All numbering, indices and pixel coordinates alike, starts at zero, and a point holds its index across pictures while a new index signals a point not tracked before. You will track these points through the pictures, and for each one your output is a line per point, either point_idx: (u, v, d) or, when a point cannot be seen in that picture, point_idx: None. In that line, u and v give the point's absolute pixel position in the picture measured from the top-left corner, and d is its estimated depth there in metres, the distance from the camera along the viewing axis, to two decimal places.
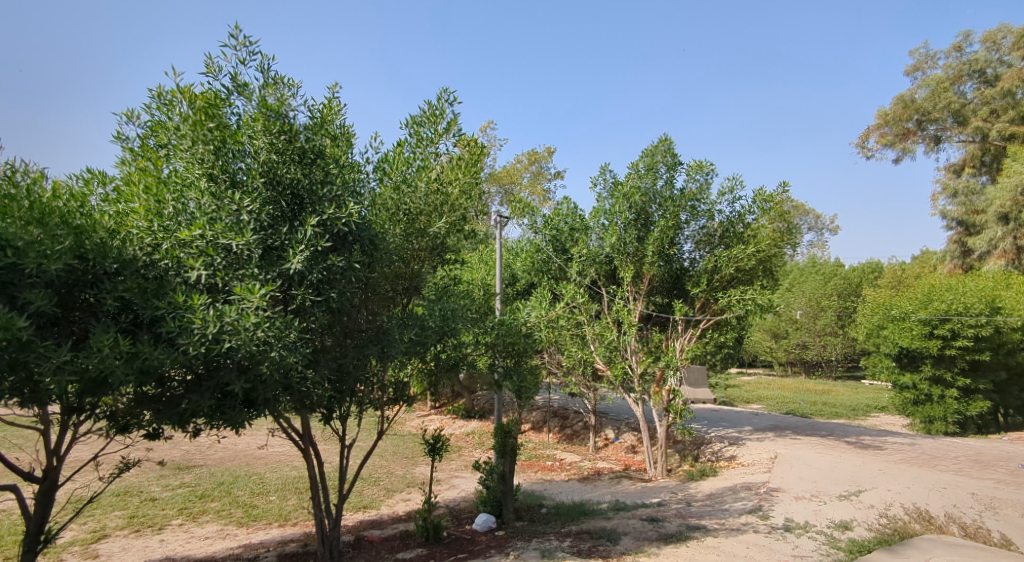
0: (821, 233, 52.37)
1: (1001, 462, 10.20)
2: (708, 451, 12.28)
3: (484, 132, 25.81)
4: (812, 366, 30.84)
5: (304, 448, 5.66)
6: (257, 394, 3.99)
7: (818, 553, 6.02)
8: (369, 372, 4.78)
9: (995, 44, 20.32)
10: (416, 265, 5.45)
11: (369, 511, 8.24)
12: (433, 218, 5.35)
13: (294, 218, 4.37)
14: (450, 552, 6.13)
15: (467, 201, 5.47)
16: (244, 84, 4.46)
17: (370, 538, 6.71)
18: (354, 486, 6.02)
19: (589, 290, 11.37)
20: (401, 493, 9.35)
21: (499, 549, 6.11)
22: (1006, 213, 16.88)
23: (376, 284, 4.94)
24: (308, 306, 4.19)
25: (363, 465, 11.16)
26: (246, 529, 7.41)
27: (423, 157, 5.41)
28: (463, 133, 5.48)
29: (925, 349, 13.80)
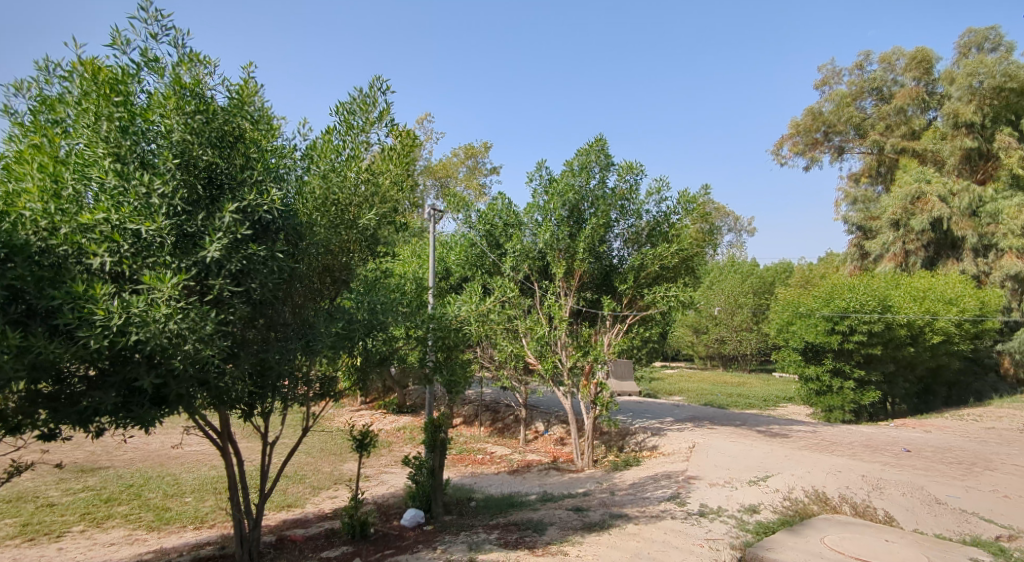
0: (739, 234, 55.40)
1: (889, 446, 11.26)
2: (633, 442, 12.82)
3: (419, 124, 25.60)
4: (729, 359, 32.65)
5: (222, 446, 5.54)
6: (168, 390, 3.88)
7: (728, 535, 6.48)
8: (294, 366, 4.73)
9: (890, 64, 21.82)
10: (345, 258, 5.41)
11: (293, 510, 8.12)
12: (363, 210, 5.37)
13: (212, 204, 4.28)
14: (376, 548, 6.16)
15: (398, 193, 5.54)
16: (155, 60, 4.32)
17: (292, 538, 6.62)
18: (276, 485, 5.92)
19: (522, 285, 11.59)
20: (327, 491, 9.25)
21: (427, 544, 6.20)
22: (898, 219, 18.46)
23: (301, 275, 4.88)
24: (227, 296, 4.12)
25: (288, 463, 10.94)
26: (157, 534, 7.15)
27: (354, 146, 5.40)
28: (395, 123, 5.52)
29: (827, 343, 14.90)
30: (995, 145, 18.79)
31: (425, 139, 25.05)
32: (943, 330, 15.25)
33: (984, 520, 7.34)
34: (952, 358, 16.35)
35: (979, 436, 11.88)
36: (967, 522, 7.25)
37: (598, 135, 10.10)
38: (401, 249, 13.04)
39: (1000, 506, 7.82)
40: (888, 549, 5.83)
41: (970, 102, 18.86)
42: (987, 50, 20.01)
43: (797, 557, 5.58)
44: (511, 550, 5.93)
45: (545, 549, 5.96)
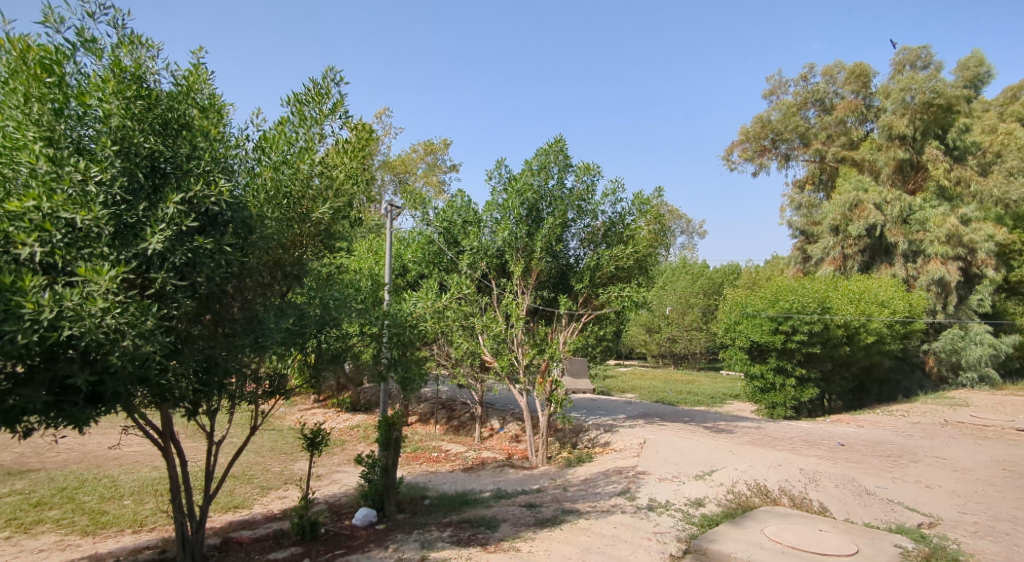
0: (691, 237, 56.99)
1: (826, 441, 11.85)
2: (586, 439, 13.08)
3: (377, 118, 25.32)
4: (680, 357, 33.62)
5: (164, 446, 5.44)
6: (104, 388, 3.80)
7: (675, 529, 6.74)
8: (242, 363, 4.67)
9: (832, 77, 22.79)
10: (297, 252, 5.38)
11: (240, 511, 8.00)
12: (317, 204, 5.36)
13: (155, 194, 4.21)
14: (326, 548, 6.15)
15: (353, 186, 5.56)
16: (91, 40, 4.23)
17: (239, 539, 6.54)
18: (220, 486, 5.84)
19: (480, 283, 11.66)
20: (277, 491, 9.14)
21: (379, 543, 6.23)
22: (837, 225, 19.48)
23: (251, 269, 4.83)
24: (170, 291, 4.08)
25: (235, 463, 10.72)
26: (92, 539, 6.94)
27: (307, 138, 5.40)
28: (350, 115, 5.53)
29: (771, 343, 15.51)
30: (925, 157, 19.92)
31: (383, 134, 24.82)
32: (876, 331, 16.10)
33: (908, 509, 7.84)
34: (884, 357, 17.29)
35: (906, 430, 12.61)
36: (893, 510, 7.72)
37: (558, 136, 10.29)
38: (358, 245, 12.95)
39: (923, 496, 8.36)
40: (822, 538, 6.17)
41: (902, 116, 19.93)
42: (919, 67, 21.15)
43: (739, 548, 5.85)
44: (463, 548, 6.02)
45: (498, 546, 6.07)
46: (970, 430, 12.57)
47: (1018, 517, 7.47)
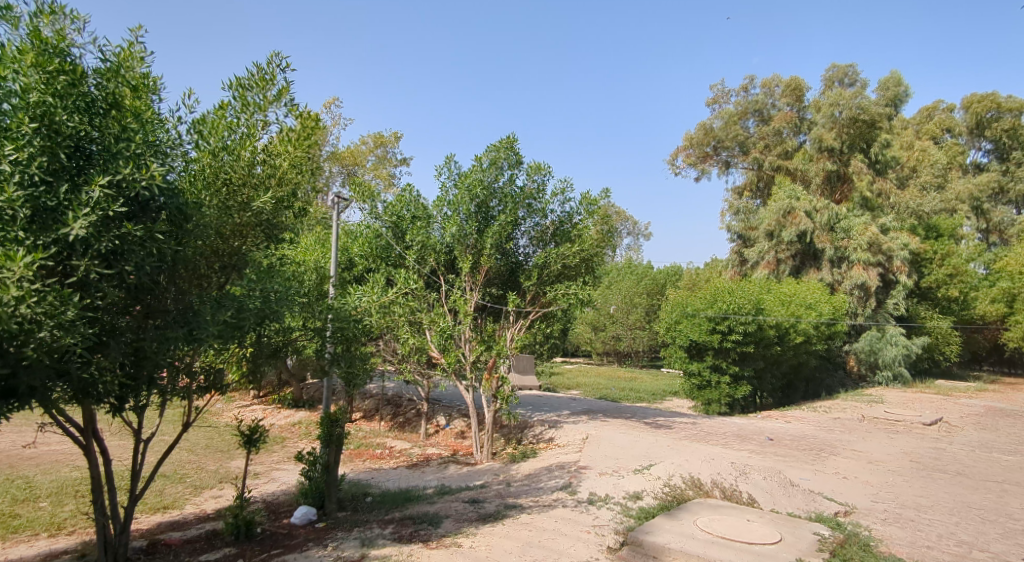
0: (637, 238, 58.43)
1: (756, 436, 12.48)
2: (530, 435, 13.30)
3: (326, 107, 24.77)
4: (623, 355, 34.46)
5: (86, 444, 5.27)
6: (18, 381, 3.67)
7: (613, 521, 7.00)
8: (173, 356, 4.58)
9: (770, 90, 23.87)
10: (237, 242, 5.28)
11: (169, 512, 7.79)
12: (258, 192, 5.27)
13: (79, 175, 4.06)
14: (262, 548, 6.06)
15: (297, 175, 5.52)
16: (6, 8, 4.07)
17: (168, 541, 6.37)
18: (147, 486, 5.69)
19: (428, 279, 11.67)
20: (210, 490, 8.93)
21: (319, 541, 6.20)
22: (772, 230, 20.40)
23: (185, 259, 4.73)
24: (94, 279, 3.98)
25: (166, 462, 10.37)
26: (2, 544, 6.63)
27: (249, 124, 5.33)
28: (295, 102, 5.49)
29: (709, 342, 16.14)
30: (851, 169, 21.15)
31: (332, 125, 24.40)
32: (804, 331, 17.01)
33: (827, 499, 8.37)
34: (810, 356, 18.28)
35: (827, 425, 13.43)
36: (813, 500, 8.23)
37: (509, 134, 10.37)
38: (304, 238, 12.73)
39: (842, 487, 8.94)
40: (749, 528, 6.52)
41: (832, 129, 21.08)
42: (847, 84, 22.42)
43: (672, 539, 6.12)
44: (405, 544, 6.07)
45: (439, 542, 6.15)
46: (884, 425, 13.49)
47: (922, 504, 8.11)
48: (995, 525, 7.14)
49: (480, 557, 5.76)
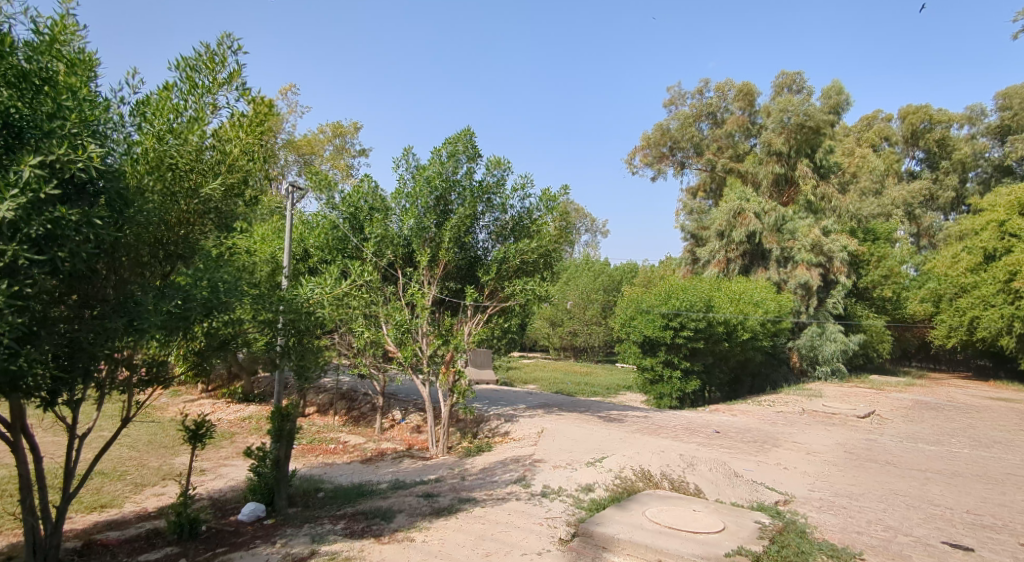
0: (594, 235, 59.31)
1: (704, 429, 12.90)
2: (486, 429, 13.40)
3: (282, 95, 24.17)
4: (580, 350, 34.97)
5: (13, 441, 5.05)
6: None
7: (565, 514, 7.16)
8: (112, 347, 4.45)
9: (723, 93, 24.58)
10: (183, 230, 5.15)
11: (107, 511, 7.56)
12: (207, 178, 5.16)
13: (8, 154, 3.90)
14: (207, 547, 5.92)
15: (249, 161, 5.42)
16: None
17: (105, 540, 6.15)
18: (82, 484, 5.50)
19: (385, 272, 11.57)
20: (152, 488, 8.69)
21: (266, 538, 6.11)
22: (722, 230, 21.05)
23: (125, 245, 4.59)
24: (23, 265, 3.82)
25: (103, 459, 10.02)
26: None
27: (197, 107, 5.21)
28: (246, 87, 5.40)
29: (662, 337, 16.55)
30: (797, 173, 21.98)
31: (289, 112, 23.92)
32: (751, 328, 17.64)
33: (768, 488, 8.74)
34: (757, 352, 18.97)
35: (770, 418, 14.00)
36: (756, 490, 8.58)
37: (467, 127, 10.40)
38: (258, 227, 12.45)
39: (782, 477, 9.35)
40: (693, 517, 6.76)
41: (780, 134, 21.84)
42: (795, 91, 23.27)
43: (620, 529, 6.29)
44: (357, 540, 6.06)
45: (392, 536, 6.17)
46: (821, 417, 14.16)
47: (854, 492, 8.57)
48: (918, 511, 7.61)
49: (432, 551, 5.82)
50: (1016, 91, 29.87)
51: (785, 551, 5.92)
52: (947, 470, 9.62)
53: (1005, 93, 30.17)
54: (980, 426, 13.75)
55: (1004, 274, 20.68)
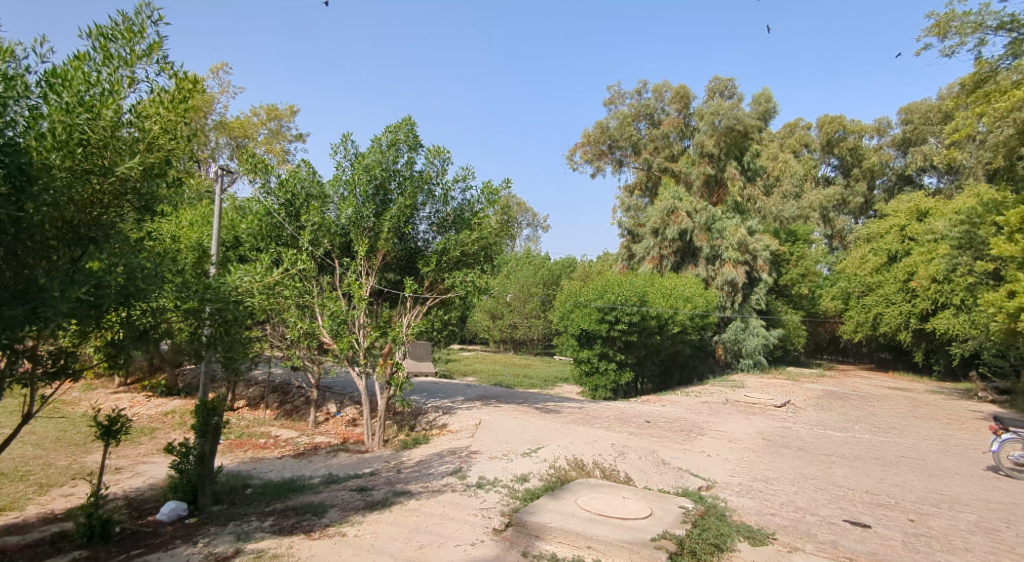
0: (535, 230, 60.01)
1: (636, 418, 13.38)
2: (423, 421, 13.35)
3: (213, 73, 23.03)
4: (519, 343, 35.33)
5: None
6: None
7: (499, 504, 7.29)
8: (12, 335, 4.18)
9: (660, 95, 25.34)
10: (95, 212, 4.86)
11: (7, 514, 7.10)
12: (123, 157, 4.92)
13: None
14: (120, 549, 5.63)
15: (169, 140, 5.24)
16: None
17: (4, 547, 5.75)
18: None
19: (321, 261, 11.35)
20: (60, 489, 8.23)
21: (187, 538, 5.90)
22: (657, 228, 21.73)
23: (28, 226, 4.30)
24: None
25: (4, 459, 9.39)
26: None
27: (112, 79, 4.99)
28: (167, 60, 5.20)
29: (597, 330, 16.99)
30: (726, 174, 22.98)
31: (220, 91, 22.82)
32: (681, 322, 18.37)
33: (693, 475, 9.18)
34: (685, 345, 19.78)
35: (697, 408, 14.67)
36: (681, 477, 8.98)
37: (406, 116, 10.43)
38: (184, 212, 11.91)
39: (706, 464, 9.83)
40: (622, 504, 7.01)
41: (711, 136, 22.75)
42: (726, 96, 24.25)
43: (553, 517, 6.44)
44: (285, 536, 5.97)
45: (323, 532, 6.12)
46: (743, 407, 14.94)
47: (770, 476, 9.14)
48: (825, 492, 8.20)
49: (363, 546, 5.82)
50: (916, 106, 32.33)
51: (706, 534, 6.28)
52: (851, 454, 10.40)
53: (908, 108, 32.55)
54: (880, 413, 14.90)
55: (903, 274, 22.31)
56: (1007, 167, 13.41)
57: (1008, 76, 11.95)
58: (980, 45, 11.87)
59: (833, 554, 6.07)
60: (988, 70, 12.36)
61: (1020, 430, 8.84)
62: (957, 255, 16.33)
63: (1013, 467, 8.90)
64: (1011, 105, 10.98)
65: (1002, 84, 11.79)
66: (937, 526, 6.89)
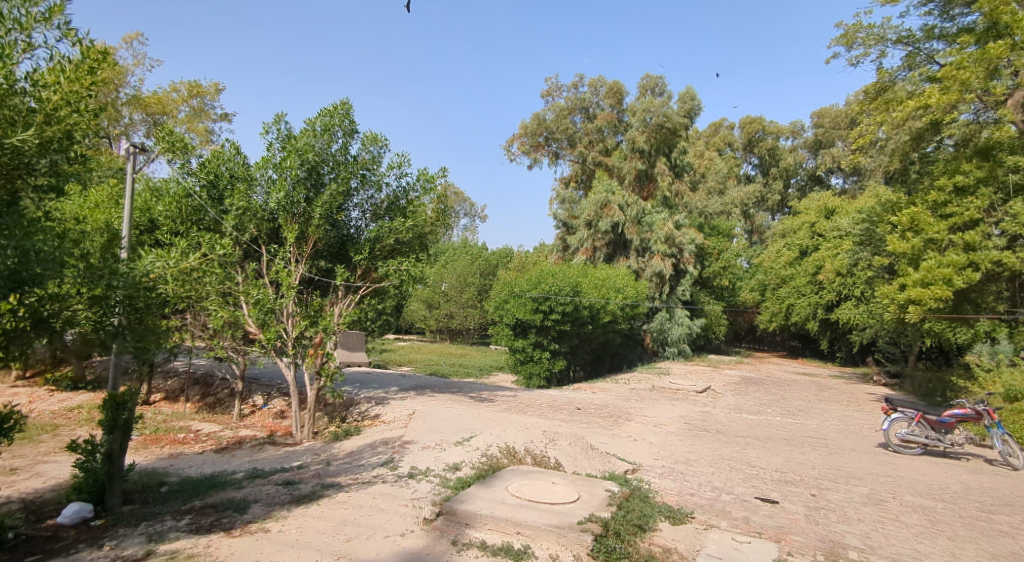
0: (473, 219, 60.08)
1: (567, 406, 13.68)
2: (355, 412, 13.13)
3: (127, 43, 21.59)
4: (455, 333, 35.33)
5: None
6: None
7: (430, 493, 7.31)
8: None
9: (596, 89, 25.79)
10: None
11: None
12: (16, 130, 4.57)
13: None
14: (15, 556, 5.26)
15: (71, 113, 4.92)
16: None
17: None
18: None
19: (246, 248, 10.92)
20: None
21: (92, 541, 5.60)
22: (590, 220, 22.12)
23: None
24: None
25: None
26: None
27: (5, 44, 4.64)
28: (69, 25, 4.88)
29: (532, 320, 17.20)
30: (656, 169, 23.64)
31: (134, 64, 21.37)
32: (612, 312, 18.87)
33: (619, 459, 9.49)
34: (616, 334, 20.36)
35: (625, 395, 15.16)
36: (609, 461, 9.27)
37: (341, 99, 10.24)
38: (91, 192, 11.10)
39: (632, 448, 10.19)
40: (551, 489, 7.17)
41: (643, 132, 23.34)
42: (657, 94, 24.92)
43: (483, 505, 6.51)
44: (203, 535, 5.78)
45: (244, 529, 5.96)
46: (667, 393, 15.56)
47: (690, 458, 9.59)
48: (739, 472, 8.69)
49: (288, 541, 5.71)
50: (827, 111, 34.41)
51: (629, 515, 6.50)
52: (764, 436, 11.05)
53: (819, 112, 34.57)
54: (789, 396, 15.90)
55: (812, 268, 23.82)
56: (902, 170, 14.56)
57: (903, 86, 12.96)
58: (881, 56, 12.78)
59: (745, 529, 6.45)
60: (887, 80, 13.36)
61: (906, 410, 9.65)
62: (858, 250, 17.59)
63: (900, 443, 9.67)
64: (905, 113, 11.88)
65: (898, 94, 12.78)
66: (835, 499, 7.45)
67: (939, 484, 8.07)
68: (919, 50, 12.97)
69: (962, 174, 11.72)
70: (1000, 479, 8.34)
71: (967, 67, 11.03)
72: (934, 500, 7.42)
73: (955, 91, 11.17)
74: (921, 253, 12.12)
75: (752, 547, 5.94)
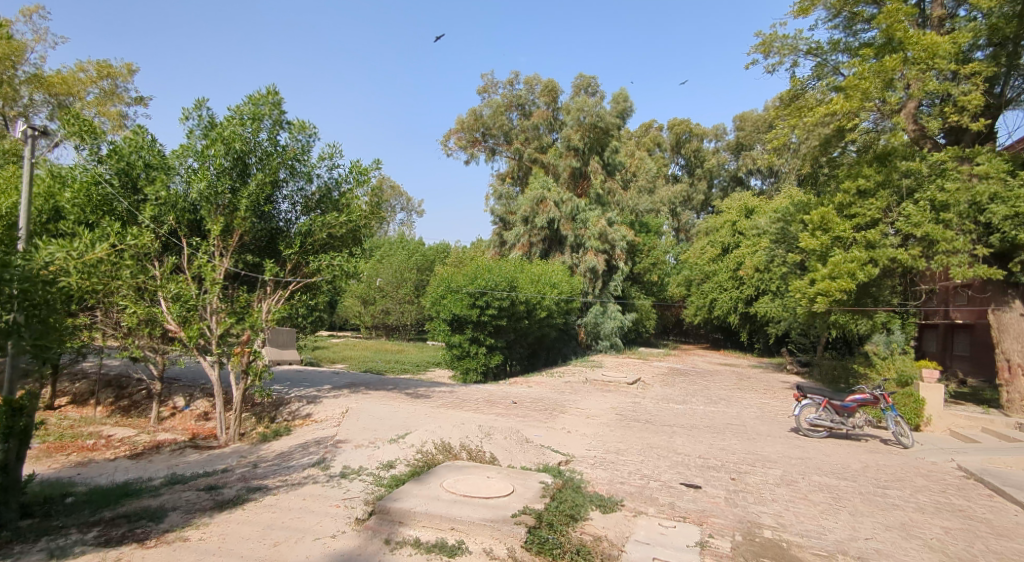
0: (410, 214, 59.33)
1: (502, 400, 13.78)
2: (285, 412, 12.74)
3: (27, 17, 19.92)
4: (392, 329, 34.86)
5: None
6: None
7: (363, 493, 7.19)
8: None
9: (531, 87, 25.97)
10: None
11: None
12: None
13: None
14: None
15: None
16: None
17: None
18: None
19: (165, 241, 10.35)
20: None
21: None
22: (527, 216, 22.25)
23: None
24: None
25: None
26: None
27: None
28: None
29: (468, 315, 17.22)
30: (590, 167, 24.09)
31: (35, 40, 19.73)
32: (547, 307, 19.11)
33: (553, 451, 9.64)
34: (551, 329, 20.65)
35: (559, 388, 15.42)
36: (543, 454, 9.39)
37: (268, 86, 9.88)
38: None
39: (566, 440, 10.37)
40: (485, 483, 7.21)
41: (577, 131, 23.70)
42: (590, 93, 25.32)
43: (417, 502, 6.46)
44: (114, 548, 5.46)
45: (160, 539, 5.68)
46: (600, 385, 15.95)
47: (620, 448, 9.86)
48: (666, 460, 9.02)
49: (209, 549, 5.50)
50: (748, 115, 36.09)
51: (562, 505, 6.61)
52: (689, 424, 11.51)
53: (741, 116, 36.22)
54: (713, 386, 16.63)
55: (733, 264, 24.96)
56: (813, 173, 15.49)
57: (813, 94, 13.78)
58: (793, 65, 13.53)
59: (670, 515, 6.70)
60: (799, 88, 14.20)
61: (815, 396, 10.30)
62: (775, 248, 18.56)
63: (809, 427, 10.30)
64: (816, 119, 12.58)
65: (808, 102, 13.58)
66: (752, 482, 7.86)
67: (843, 464, 8.66)
68: (828, 60, 13.81)
69: (864, 178, 12.58)
70: (895, 457, 9.05)
71: (867, 77, 11.84)
72: (838, 479, 7.96)
73: (857, 99, 11.96)
74: (830, 250, 12.94)
75: (677, 532, 6.18)
